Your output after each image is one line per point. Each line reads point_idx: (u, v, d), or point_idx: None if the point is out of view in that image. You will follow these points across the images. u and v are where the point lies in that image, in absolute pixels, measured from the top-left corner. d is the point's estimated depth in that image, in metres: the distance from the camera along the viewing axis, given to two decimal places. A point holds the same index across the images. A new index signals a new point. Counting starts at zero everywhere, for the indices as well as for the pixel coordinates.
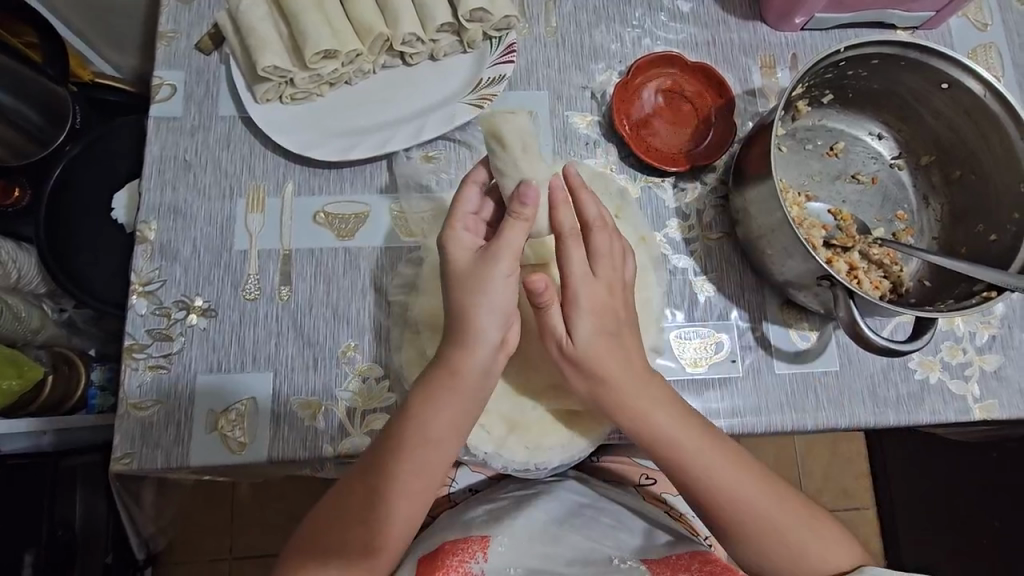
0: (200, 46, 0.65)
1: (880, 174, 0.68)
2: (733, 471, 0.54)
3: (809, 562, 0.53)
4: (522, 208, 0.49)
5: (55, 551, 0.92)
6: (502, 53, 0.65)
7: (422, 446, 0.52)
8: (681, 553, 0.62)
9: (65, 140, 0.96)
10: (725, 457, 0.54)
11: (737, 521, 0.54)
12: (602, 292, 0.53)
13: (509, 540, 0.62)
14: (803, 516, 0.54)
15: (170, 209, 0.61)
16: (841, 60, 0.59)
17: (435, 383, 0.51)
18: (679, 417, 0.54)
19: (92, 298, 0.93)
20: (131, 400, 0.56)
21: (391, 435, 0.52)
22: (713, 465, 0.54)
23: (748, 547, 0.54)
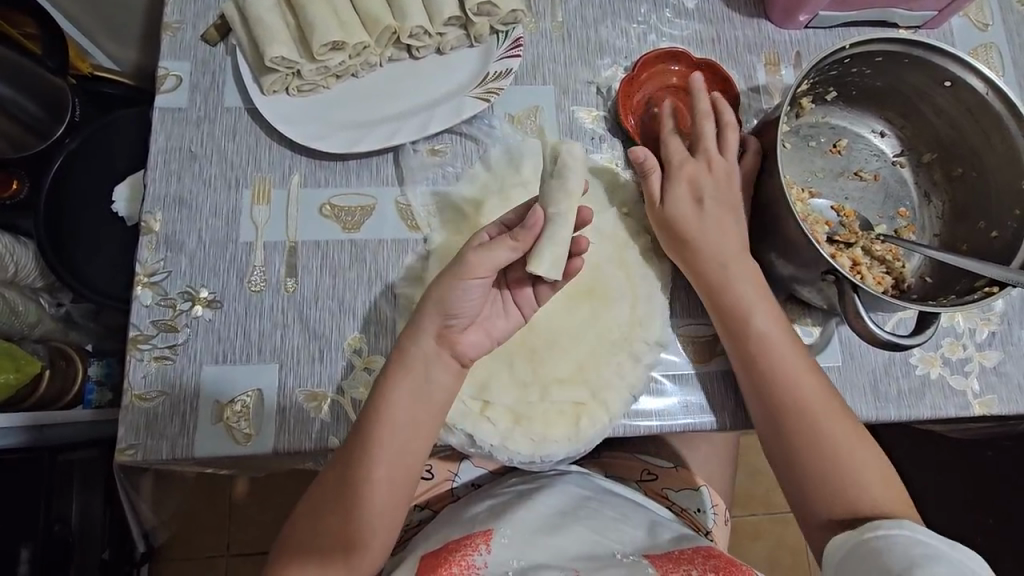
0: (206, 37, 0.65)
1: (882, 171, 0.69)
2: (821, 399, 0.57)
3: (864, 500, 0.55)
4: (522, 233, 0.53)
5: (51, 547, 0.91)
6: (509, 47, 0.65)
7: (391, 429, 0.53)
8: (683, 548, 0.62)
9: (64, 132, 0.96)
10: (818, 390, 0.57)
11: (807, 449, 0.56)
12: (692, 215, 0.59)
13: (512, 533, 0.62)
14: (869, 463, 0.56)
15: (175, 200, 0.61)
16: (847, 56, 0.60)
17: (391, 367, 0.53)
18: (779, 332, 0.58)
19: (91, 291, 0.92)
20: (135, 391, 0.55)
21: (361, 426, 0.53)
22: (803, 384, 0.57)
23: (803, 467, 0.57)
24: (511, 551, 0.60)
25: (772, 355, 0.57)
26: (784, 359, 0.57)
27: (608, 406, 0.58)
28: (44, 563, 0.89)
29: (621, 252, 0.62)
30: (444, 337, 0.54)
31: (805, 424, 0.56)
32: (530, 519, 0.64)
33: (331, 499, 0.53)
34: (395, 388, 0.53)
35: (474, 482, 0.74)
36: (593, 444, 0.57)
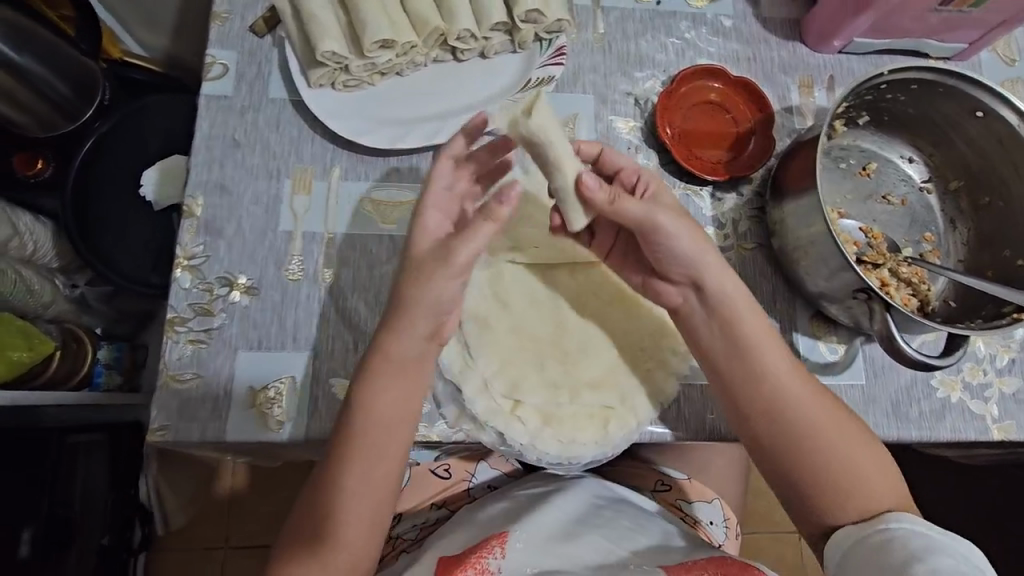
0: (254, 28, 0.66)
1: (909, 196, 0.70)
2: (808, 401, 0.56)
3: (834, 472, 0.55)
4: (498, 208, 0.49)
5: (54, 528, 0.93)
6: (552, 55, 0.66)
7: (377, 429, 0.52)
8: (696, 559, 0.61)
9: (93, 115, 0.97)
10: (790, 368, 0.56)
11: (797, 452, 0.56)
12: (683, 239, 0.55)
13: (527, 537, 0.62)
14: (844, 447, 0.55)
15: (217, 186, 0.62)
16: (884, 82, 0.61)
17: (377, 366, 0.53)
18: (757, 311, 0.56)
19: (115, 274, 0.93)
20: (170, 371, 0.56)
21: (343, 430, 0.53)
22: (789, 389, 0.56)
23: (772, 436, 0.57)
24: (524, 556, 0.60)
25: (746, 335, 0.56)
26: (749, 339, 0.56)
27: (637, 411, 0.58)
28: (48, 543, 0.92)
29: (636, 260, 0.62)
30: (435, 333, 0.53)
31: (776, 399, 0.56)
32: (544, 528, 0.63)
33: (321, 498, 0.53)
34: (376, 390, 0.52)
35: (490, 485, 0.75)
36: (620, 449, 0.58)
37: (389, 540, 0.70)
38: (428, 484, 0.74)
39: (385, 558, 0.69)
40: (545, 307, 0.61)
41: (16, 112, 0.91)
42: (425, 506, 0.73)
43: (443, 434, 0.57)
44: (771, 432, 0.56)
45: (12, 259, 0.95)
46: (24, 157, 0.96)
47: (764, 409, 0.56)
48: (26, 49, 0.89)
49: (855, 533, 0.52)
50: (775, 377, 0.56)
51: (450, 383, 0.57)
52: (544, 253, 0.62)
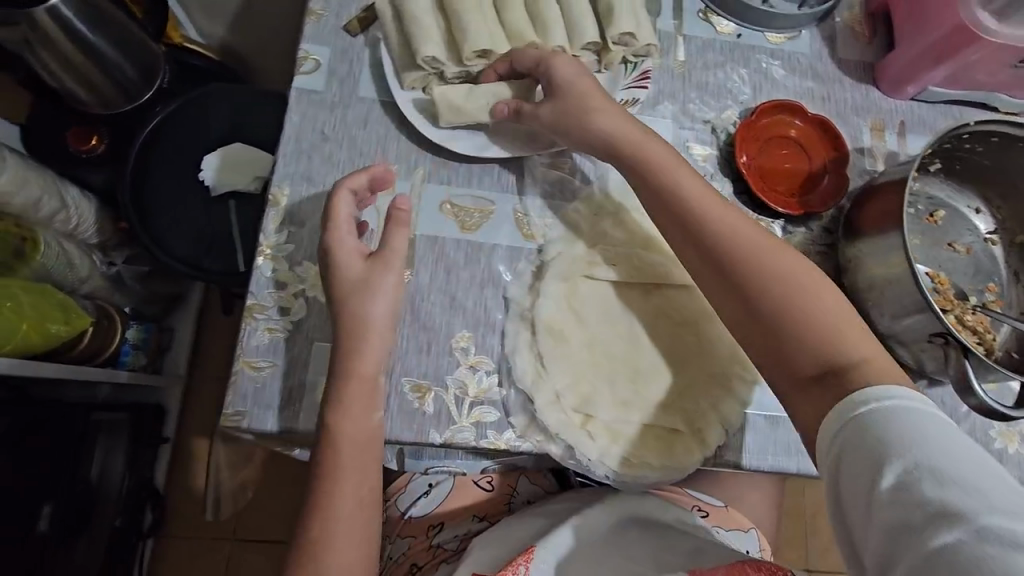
0: (349, 27, 0.67)
1: (974, 246, 0.70)
2: (831, 309, 0.52)
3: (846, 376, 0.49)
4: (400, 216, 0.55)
5: (74, 504, 1.01)
6: (637, 78, 0.68)
7: (351, 446, 0.53)
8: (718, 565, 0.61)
9: (152, 98, 1.05)
10: (784, 264, 0.53)
11: (823, 360, 0.50)
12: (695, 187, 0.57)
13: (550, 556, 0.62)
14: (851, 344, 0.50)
15: (303, 178, 0.62)
16: (966, 132, 0.62)
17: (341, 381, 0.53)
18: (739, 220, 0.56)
19: (166, 255, 0.93)
20: (247, 358, 0.56)
21: (317, 463, 0.53)
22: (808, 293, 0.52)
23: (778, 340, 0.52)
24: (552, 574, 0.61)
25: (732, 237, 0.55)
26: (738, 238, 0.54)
27: (705, 437, 0.58)
28: (65, 514, 0.99)
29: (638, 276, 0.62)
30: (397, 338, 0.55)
31: (776, 295, 0.52)
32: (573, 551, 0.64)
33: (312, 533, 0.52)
34: (342, 419, 0.52)
35: (530, 500, 0.75)
36: (685, 472, 0.58)
37: (431, 548, 0.71)
38: (470, 494, 0.74)
39: (426, 567, 0.69)
40: (618, 326, 0.61)
41: (70, 79, 0.95)
42: (466, 516, 0.73)
43: (509, 443, 0.57)
44: (788, 334, 0.52)
45: (57, 233, 0.98)
46: (79, 133, 1.05)
47: (766, 308, 0.53)
48: (96, 26, 0.91)
49: (845, 414, 0.46)
50: (791, 278, 0.53)
51: (522, 392, 0.58)
52: (620, 271, 0.62)
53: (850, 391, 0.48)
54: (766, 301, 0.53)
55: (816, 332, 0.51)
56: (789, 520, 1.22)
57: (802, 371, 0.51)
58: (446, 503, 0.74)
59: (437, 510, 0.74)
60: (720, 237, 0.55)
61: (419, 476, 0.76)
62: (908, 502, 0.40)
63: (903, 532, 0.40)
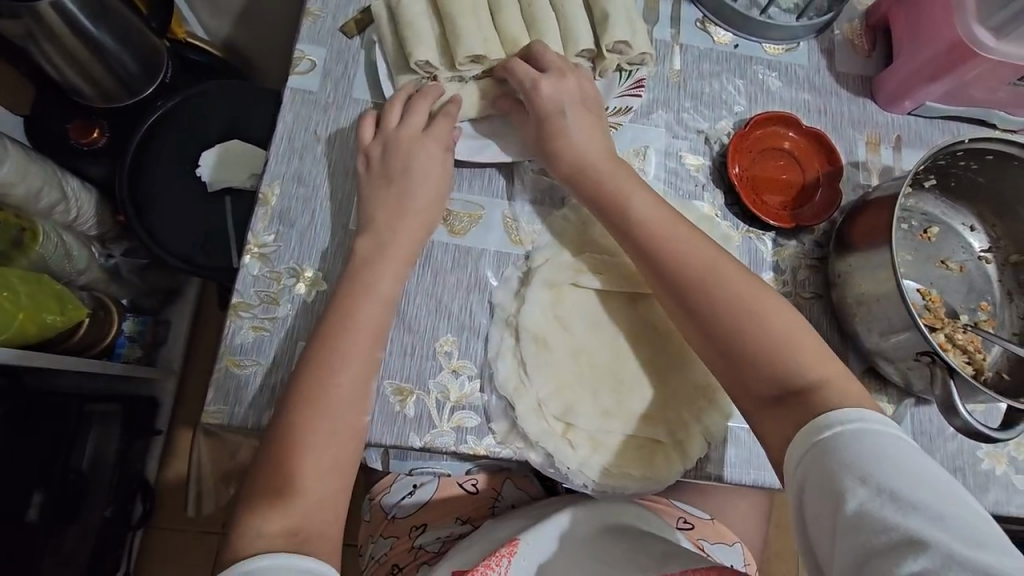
0: (345, 29, 0.67)
1: (968, 264, 0.70)
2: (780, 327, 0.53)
3: (809, 397, 0.50)
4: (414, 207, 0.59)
5: (65, 492, 1.02)
6: (630, 86, 0.68)
7: (337, 382, 0.52)
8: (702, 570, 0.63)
9: (153, 93, 1.07)
10: (742, 289, 0.55)
11: (779, 383, 0.52)
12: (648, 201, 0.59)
13: (531, 551, 0.64)
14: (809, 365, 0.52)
15: (294, 178, 0.62)
16: (961, 150, 0.62)
17: (334, 326, 0.54)
18: (700, 244, 0.57)
19: (159, 247, 0.94)
20: (231, 356, 0.56)
21: (299, 390, 0.51)
22: (758, 313, 0.53)
23: (740, 369, 0.53)
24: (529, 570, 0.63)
25: (689, 266, 0.56)
26: (698, 266, 0.55)
27: (687, 448, 0.58)
28: (55, 506, 1.00)
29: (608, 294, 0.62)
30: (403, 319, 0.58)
31: (736, 323, 0.54)
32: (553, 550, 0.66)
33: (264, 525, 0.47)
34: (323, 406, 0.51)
35: (514, 504, 0.74)
36: (666, 484, 0.58)
37: (412, 549, 0.70)
38: (454, 496, 0.74)
39: (407, 568, 0.69)
40: (604, 336, 0.61)
41: (73, 71, 0.96)
42: (448, 520, 0.72)
43: (489, 449, 0.57)
44: (743, 361, 0.53)
45: (56, 224, 0.99)
46: (80, 125, 1.05)
47: (727, 337, 0.54)
48: (101, 22, 0.92)
49: (807, 437, 0.47)
50: (740, 298, 0.54)
51: (503, 398, 0.58)
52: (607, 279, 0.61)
53: (815, 415, 0.49)
54: (724, 330, 0.54)
55: (770, 352, 0.52)
56: (777, 533, 1.22)
57: (758, 394, 0.53)
58: (429, 505, 0.73)
59: (420, 512, 0.73)
60: (674, 259, 0.56)
61: (404, 477, 0.75)
62: (872, 530, 0.41)
63: (872, 558, 0.40)
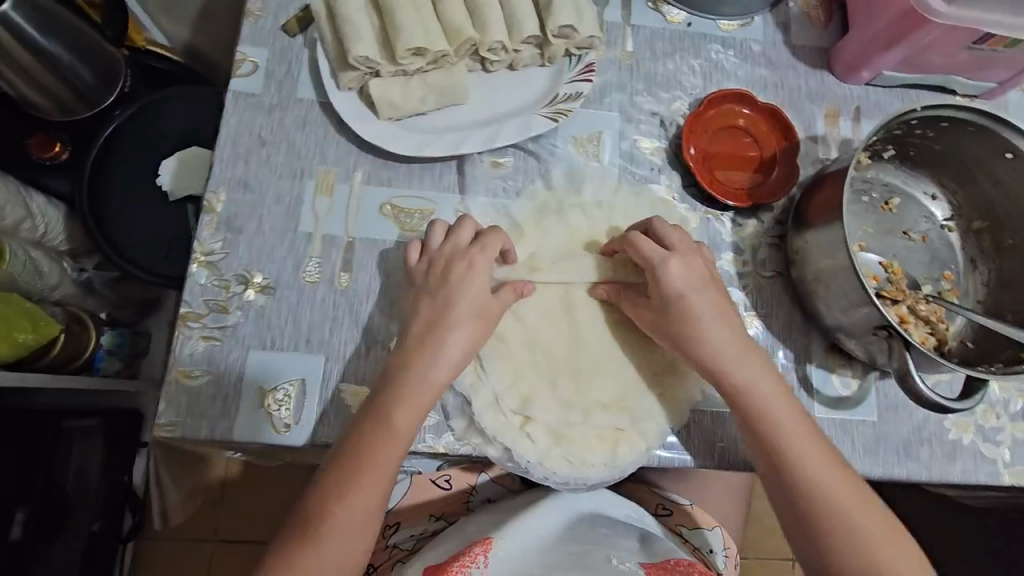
0: (286, 27, 0.66)
1: (930, 233, 0.69)
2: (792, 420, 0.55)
3: (855, 524, 0.52)
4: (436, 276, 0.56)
5: (47, 508, 1.00)
6: (581, 71, 0.66)
7: (373, 446, 0.52)
8: (678, 560, 0.64)
9: (113, 102, 1.01)
10: (780, 402, 0.56)
11: (827, 504, 0.53)
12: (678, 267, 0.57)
13: (508, 549, 0.63)
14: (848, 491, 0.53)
15: (240, 183, 0.61)
16: (915, 119, 0.61)
17: (386, 397, 0.53)
18: (734, 343, 0.56)
19: (116, 253, 0.94)
20: (181, 367, 0.55)
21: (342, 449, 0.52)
22: (773, 406, 0.55)
23: (782, 484, 0.55)
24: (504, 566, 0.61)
25: (728, 376, 0.56)
26: (742, 375, 0.55)
27: (648, 436, 0.58)
28: (38, 522, 0.99)
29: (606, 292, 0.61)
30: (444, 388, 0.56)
31: (776, 436, 0.54)
32: (529, 545, 0.63)
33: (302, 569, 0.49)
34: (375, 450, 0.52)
35: (489, 498, 0.74)
36: (628, 472, 0.58)
37: (384, 549, 0.69)
38: (427, 494, 0.73)
39: (381, 568, 0.68)
40: (562, 327, 0.60)
41: (30, 87, 0.93)
42: (422, 516, 0.72)
43: (449, 446, 0.57)
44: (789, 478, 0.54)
45: (24, 241, 0.97)
46: (42, 140, 1.03)
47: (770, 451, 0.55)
48: (43, 30, 0.88)
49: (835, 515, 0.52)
50: (757, 382, 0.55)
51: (461, 395, 0.57)
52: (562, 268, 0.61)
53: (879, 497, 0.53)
54: (768, 445, 0.55)
55: (775, 449, 0.54)
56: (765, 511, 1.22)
57: (798, 508, 0.54)
58: (402, 504, 0.73)
59: (392, 511, 0.72)
60: (717, 362, 0.56)
61: None
62: None
63: None
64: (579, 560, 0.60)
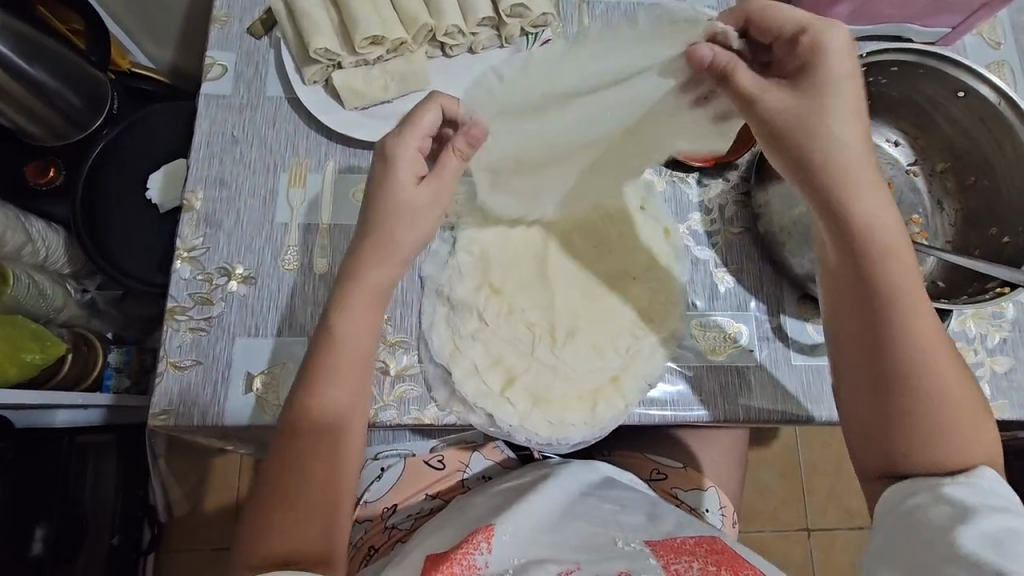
0: (251, 30, 0.68)
1: (897, 179, 0.70)
2: (927, 335, 0.50)
3: (955, 407, 0.49)
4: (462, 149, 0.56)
5: (66, 525, 0.96)
6: (538, 49, 0.68)
7: (337, 397, 0.53)
8: (685, 537, 0.61)
9: (103, 123, 1.02)
10: (910, 270, 0.52)
11: (935, 379, 0.50)
12: (845, 52, 0.51)
13: (515, 529, 0.59)
14: (951, 372, 0.50)
15: (216, 180, 0.64)
16: (864, 65, 0.62)
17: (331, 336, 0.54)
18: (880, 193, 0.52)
19: (108, 263, 0.97)
20: (171, 358, 0.58)
21: (312, 404, 0.52)
22: (906, 289, 0.51)
23: (901, 350, 0.50)
24: (510, 548, 0.57)
25: (871, 228, 0.51)
26: (888, 225, 0.52)
27: (626, 393, 0.60)
28: (59, 537, 0.95)
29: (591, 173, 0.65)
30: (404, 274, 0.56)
31: (896, 302, 0.51)
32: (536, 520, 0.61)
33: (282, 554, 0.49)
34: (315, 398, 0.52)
35: (486, 474, 0.75)
36: (609, 429, 0.59)
37: (385, 529, 0.71)
38: (422, 474, 0.74)
39: (382, 548, 0.69)
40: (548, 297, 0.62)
41: (22, 116, 0.92)
42: (418, 497, 0.73)
43: (435, 417, 0.59)
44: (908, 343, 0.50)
45: (26, 266, 0.97)
46: (36, 166, 1.02)
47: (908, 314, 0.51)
48: (34, 60, 0.89)
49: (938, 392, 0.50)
50: (899, 283, 0.51)
51: (441, 365, 0.59)
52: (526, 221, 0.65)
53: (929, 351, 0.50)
54: (899, 303, 0.51)
55: (889, 355, 0.51)
56: (775, 482, 1.23)
57: (907, 376, 0.50)
58: (399, 485, 0.74)
59: (388, 493, 0.74)
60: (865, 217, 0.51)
61: (372, 463, 0.76)
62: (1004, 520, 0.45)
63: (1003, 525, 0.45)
64: (588, 537, 0.59)
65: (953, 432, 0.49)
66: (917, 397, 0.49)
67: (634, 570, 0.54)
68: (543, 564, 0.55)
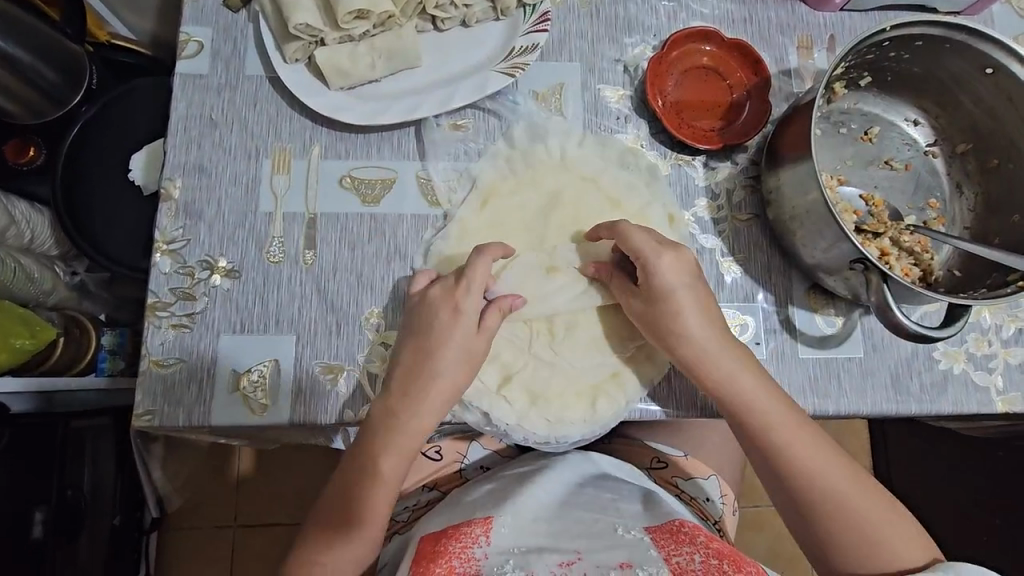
0: (227, 2, 0.63)
1: (914, 161, 0.67)
2: (833, 484, 0.54)
3: (868, 520, 0.53)
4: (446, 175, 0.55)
5: (64, 513, 0.93)
6: (536, 22, 0.63)
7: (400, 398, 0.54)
8: (682, 521, 0.60)
9: (81, 101, 0.97)
10: (806, 438, 0.55)
11: (855, 533, 0.53)
12: None
13: (512, 523, 0.58)
14: (864, 496, 0.54)
15: (195, 167, 0.60)
16: (886, 40, 0.58)
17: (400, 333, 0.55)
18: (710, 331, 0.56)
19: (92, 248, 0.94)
20: (154, 357, 0.56)
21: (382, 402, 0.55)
22: (803, 458, 0.55)
23: (820, 522, 0.54)
24: (509, 540, 0.56)
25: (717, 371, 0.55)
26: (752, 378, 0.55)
27: (626, 389, 0.58)
28: (58, 521, 0.92)
29: (599, 186, 0.63)
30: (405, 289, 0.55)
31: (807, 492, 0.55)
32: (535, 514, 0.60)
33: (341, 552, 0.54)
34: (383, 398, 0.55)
35: (484, 465, 0.74)
36: (608, 427, 0.58)
37: None
38: (419, 465, 0.73)
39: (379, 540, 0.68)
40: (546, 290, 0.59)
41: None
42: (415, 488, 0.72)
43: None
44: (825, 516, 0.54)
45: (11, 248, 0.93)
46: (15, 147, 0.98)
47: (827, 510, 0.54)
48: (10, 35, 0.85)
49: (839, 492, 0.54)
50: (768, 403, 0.55)
51: None
52: (502, 202, 0.62)
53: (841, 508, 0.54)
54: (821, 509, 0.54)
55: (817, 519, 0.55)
56: None
57: (830, 535, 0.54)
58: None
59: None
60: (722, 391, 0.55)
61: None
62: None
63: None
64: (586, 526, 0.58)
65: (864, 525, 0.53)
66: (841, 534, 0.54)
67: (636, 562, 0.52)
68: (543, 554, 0.53)
